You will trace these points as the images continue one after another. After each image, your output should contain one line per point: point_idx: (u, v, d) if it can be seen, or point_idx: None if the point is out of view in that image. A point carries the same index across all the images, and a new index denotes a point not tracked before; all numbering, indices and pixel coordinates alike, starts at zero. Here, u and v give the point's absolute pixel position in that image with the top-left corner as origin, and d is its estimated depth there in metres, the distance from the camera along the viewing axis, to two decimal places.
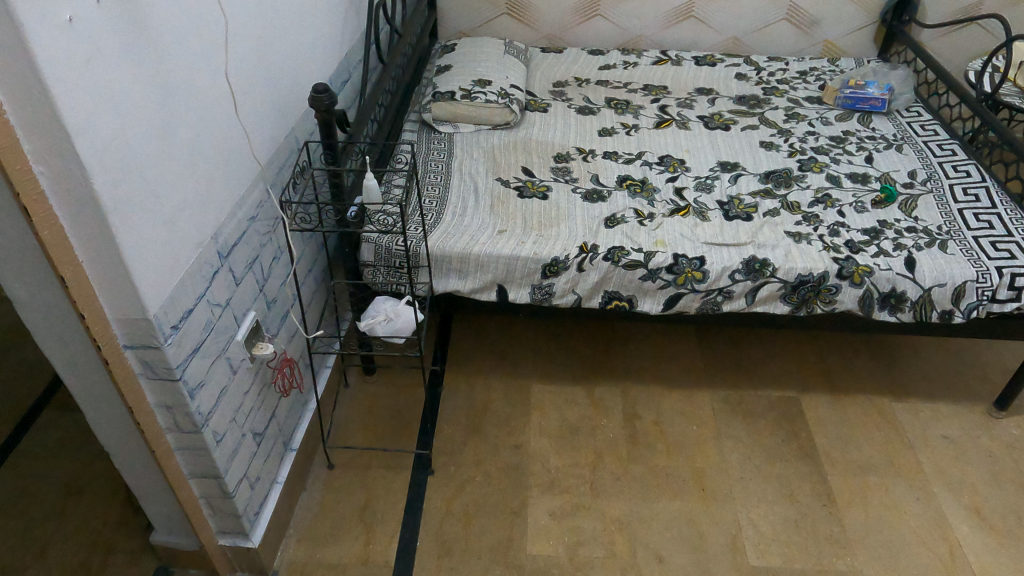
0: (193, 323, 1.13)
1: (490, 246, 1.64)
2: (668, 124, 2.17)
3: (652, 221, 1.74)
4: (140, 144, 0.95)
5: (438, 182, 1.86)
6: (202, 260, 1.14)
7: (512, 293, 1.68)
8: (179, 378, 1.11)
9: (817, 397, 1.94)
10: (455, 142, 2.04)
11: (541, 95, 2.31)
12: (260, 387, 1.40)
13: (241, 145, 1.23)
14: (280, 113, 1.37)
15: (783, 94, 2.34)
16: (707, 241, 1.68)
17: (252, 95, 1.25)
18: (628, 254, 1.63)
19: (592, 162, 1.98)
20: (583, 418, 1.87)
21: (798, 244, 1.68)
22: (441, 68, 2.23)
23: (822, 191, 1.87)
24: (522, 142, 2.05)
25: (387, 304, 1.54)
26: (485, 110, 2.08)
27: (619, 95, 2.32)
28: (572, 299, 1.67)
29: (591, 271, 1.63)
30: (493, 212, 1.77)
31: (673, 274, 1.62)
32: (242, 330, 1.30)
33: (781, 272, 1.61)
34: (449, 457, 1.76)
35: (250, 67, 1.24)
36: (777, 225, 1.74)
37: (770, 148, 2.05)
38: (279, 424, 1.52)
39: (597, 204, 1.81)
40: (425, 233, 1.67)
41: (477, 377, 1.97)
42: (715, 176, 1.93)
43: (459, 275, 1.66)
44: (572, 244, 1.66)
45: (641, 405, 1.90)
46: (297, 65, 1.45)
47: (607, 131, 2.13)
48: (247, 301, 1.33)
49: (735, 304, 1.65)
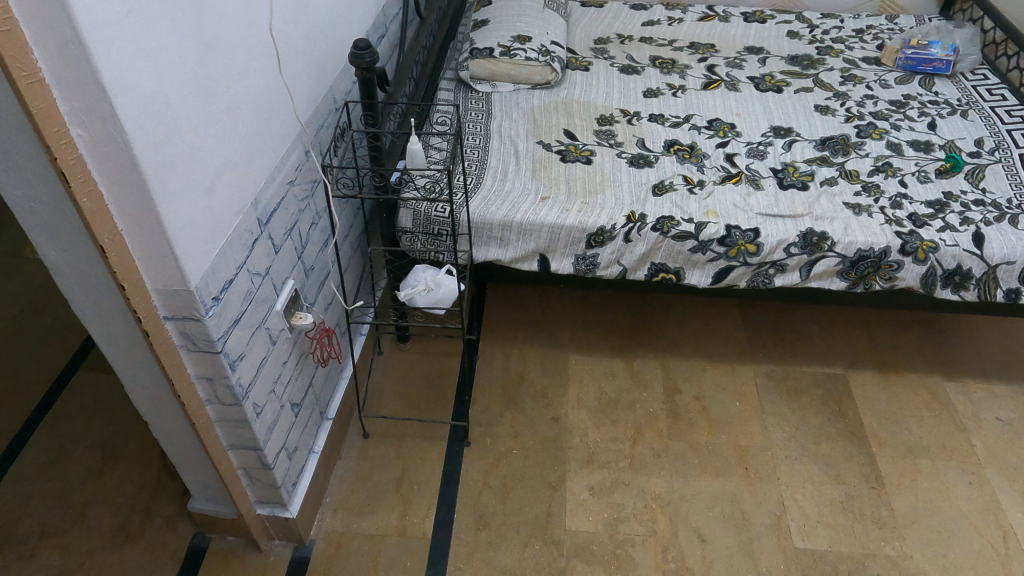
0: (234, 294, 1.09)
1: (532, 214, 1.58)
2: (717, 85, 2.06)
3: (703, 189, 1.66)
4: (181, 105, 0.89)
5: (478, 145, 1.79)
6: (242, 227, 1.09)
7: (554, 263, 1.62)
8: (220, 350, 1.07)
9: (864, 375, 1.87)
10: (494, 103, 1.96)
11: (582, 52, 2.20)
12: (299, 357, 1.36)
13: (283, 106, 1.16)
14: (319, 71, 1.30)
15: (839, 54, 2.22)
16: (761, 212, 1.59)
17: (294, 52, 1.18)
18: (678, 225, 1.56)
19: (638, 125, 1.89)
20: (621, 392, 1.82)
21: (859, 216, 1.59)
22: (478, 22, 2.12)
23: (882, 159, 1.77)
24: (564, 103, 1.96)
25: (428, 273, 1.48)
26: (525, 68, 1.99)
27: (664, 54, 2.21)
28: (617, 270, 1.61)
29: (638, 241, 1.56)
30: (535, 177, 1.70)
31: (725, 246, 1.55)
32: (281, 299, 1.26)
33: (840, 246, 1.53)
34: (486, 428, 1.72)
35: (292, 21, 1.16)
36: (835, 196, 1.65)
37: (825, 112, 1.94)
38: (317, 394, 1.49)
39: (643, 170, 1.73)
40: (465, 199, 1.60)
41: (514, 347, 1.92)
42: (768, 141, 1.83)
43: (499, 243, 1.60)
44: (619, 212, 1.59)
45: (681, 379, 1.85)
46: (338, 18, 1.36)
47: (652, 92, 2.03)
48: (286, 269, 1.28)
49: (788, 279, 1.57)
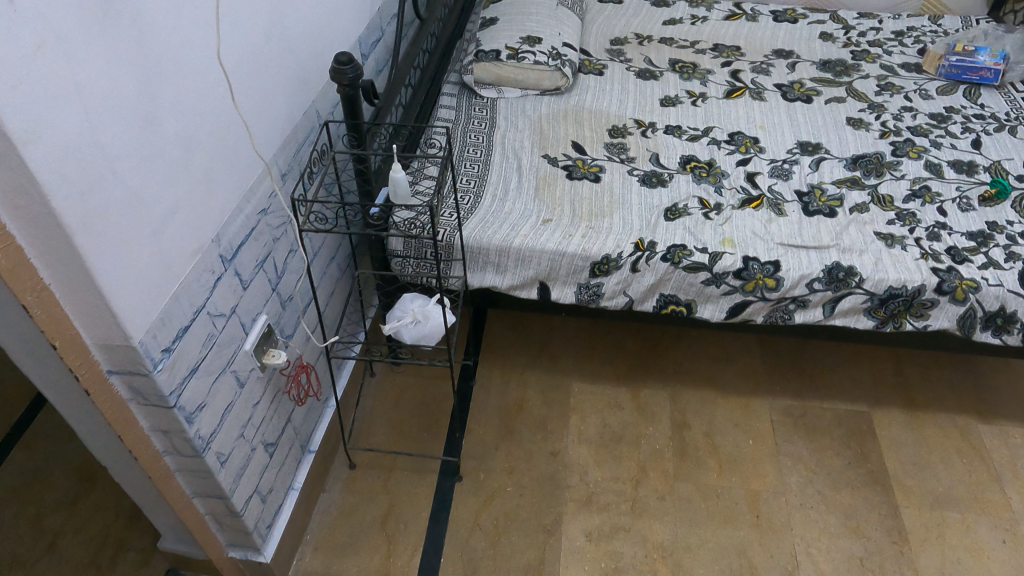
0: (190, 341, 0.99)
1: (532, 240, 1.45)
2: (741, 93, 1.91)
3: (720, 214, 1.52)
4: (117, 145, 0.79)
5: (478, 158, 1.67)
6: (200, 268, 0.99)
7: (555, 291, 1.50)
8: (174, 404, 0.97)
9: (891, 413, 1.73)
10: (499, 110, 1.83)
11: (597, 54, 2.05)
12: (274, 395, 1.27)
13: (250, 131, 1.06)
14: (295, 88, 1.18)
15: (876, 59, 2.05)
16: (783, 242, 1.45)
17: (264, 70, 1.07)
18: (691, 255, 1.43)
19: (652, 138, 1.75)
20: (626, 425, 1.71)
21: (891, 249, 1.44)
22: (486, 20, 1.98)
23: (920, 182, 1.62)
24: (574, 111, 1.83)
25: (417, 304, 1.37)
26: (534, 73, 1.86)
27: (684, 57, 2.06)
28: (623, 301, 1.48)
29: (646, 271, 1.44)
30: (538, 196, 1.57)
31: (741, 279, 1.41)
32: (250, 338, 1.16)
33: (869, 283, 1.39)
34: (479, 462, 1.62)
35: (261, 37, 1.05)
36: (865, 225, 1.50)
37: (858, 126, 1.78)
38: (295, 429, 1.40)
39: (655, 190, 1.59)
40: (460, 221, 1.49)
41: (513, 372, 1.81)
42: (794, 159, 1.68)
43: (496, 269, 1.48)
44: (626, 239, 1.46)
45: (691, 412, 1.73)
46: (320, 28, 1.25)
47: (670, 100, 1.88)
48: (258, 303, 1.18)
49: (809, 315, 1.44)
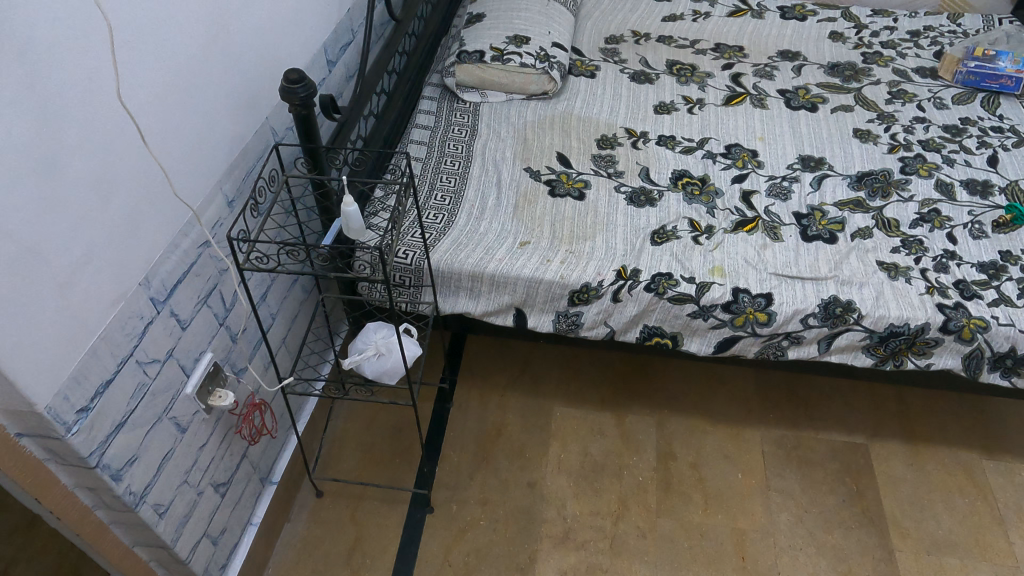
0: (114, 395, 0.91)
1: (507, 264, 1.36)
2: (741, 100, 1.79)
3: (710, 239, 1.42)
4: (7, 197, 0.70)
5: (455, 170, 1.56)
6: (124, 315, 0.91)
7: (532, 319, 1.40)
8: (95, 464, 0.89)
9: (890, 446, 1.64)
10: (482, 116, 1.72)
11: (590, 54, 1.93)
12: (224, 434, 1.19)
13: (182, 161, 0.97)
14: (239, 108, 1.09)
15: (888, 62, 1.91)
16: (776, 271, 1.35)
17: (198, 93, 0.98)
18: (677, 285, 1.33)
19: (643, 149, 1.64)
20: (609, 454, 1.62)
21: (894, 281, 1.34)
22: (471, 17, 1.86)
23: (929, 204, 1.50)
24: (561, 119, 1.72)
25: (379, 334, 1.28)
26: (521, 76, 1.73)
27: (683, 57, 1.93)
28: (604, 331, 1.39)
29: (629, 301, 1.34)
30: (517, 215, 1.47)
31: (731, 313, 1.32)
32: (192, 380, 1.08)
33: (868, 320, 1.29)
34: (452, 492, 1.55)
35: (193, 57, 0.96)
36: (867, 253, 1.39)
37: (865, 139, 1.66)
38: (252, 464, 1.32)
39: (643, 210, 1.49)
40: (431, 243, 1.39)
41: (492, 394, 1.73)
42: (795, 176, 1.57)
43: (469, 295, 1.39)
44: (608, 266, 1.36)
45: (678, 442, 1.64)
46: (269, 40, 1.16)
47: (664, 106, 1.76)
48: (202, 342, 1.10)
49: (804, 351, 1.35)
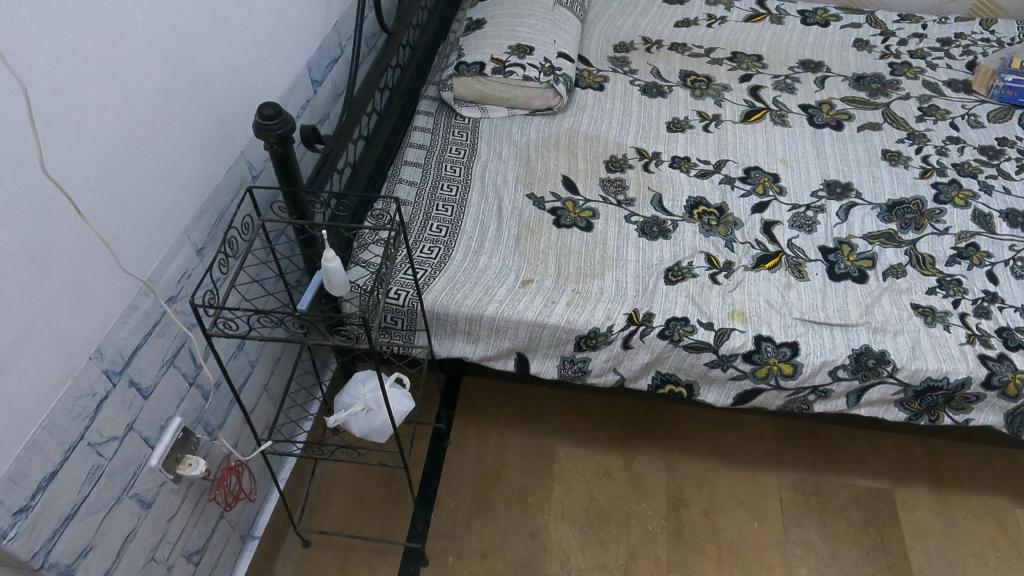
0: (61, 486, 0.80)
1: (508, 306, 1.24)
2: (761, 116, 1.66)
3: (730, 277, 1.30)
4: None
5: (453, 197, 1.45)
6: (71, 395, 0.80)
7: (535, 364, 1.29)
8: (40, 565, 0.79)
9: (915, 492, 1.54)
10: (481, 133, 1.60)
11: (598, 63, 1.80)
12: (196, 501, 1.09)
13: (137, 214, 0.86)
14: (205, 145, 0.97)
15: (918, 74, 1.78)
16: (802, 316, 1.24)
17: (155, 134, 0.87)
18: (694, 332, 1.21)
19: (656, 173, 1.52)
20: (616, 500, 1.52)
21: (930, 328, 1.22)
22: (470, 23, 1.72)
23: (966, 238, 1.38)
24: (567, 137, 1.60)
25: (368, 387, 1.17)
26: (523, 90, 1.60)
27: (698, 67, 1.80)
28: (613, 379, 1.28)
29: (641, 349, 1.23)
30: (518, 248, 1.35)
31: (752, 364, 1.20)
32: (158, 451, 0.97)
33: (903, 374, 1.18)
34: (447, 541, 1.44)
35: (148, 97, 0.85)
36: (901, 294, 1.28)
37: (895, 162, 1.54)
38: (229, 524, 1.22)
39: (656, 243, 1.37)
40: (425, 282, 1.27)
41: (492, 431, 1.62)
42: (820, 205, 1.45)
43: (466, 338, 1.28)
44: (618, 308, 1.25)
45: (689, 486, 1.54)
46: (242, 67, 1.04)
47: (678, 123, 1.64)
48: (169, 407, 0.99)
49: (831, 404, 1.24)
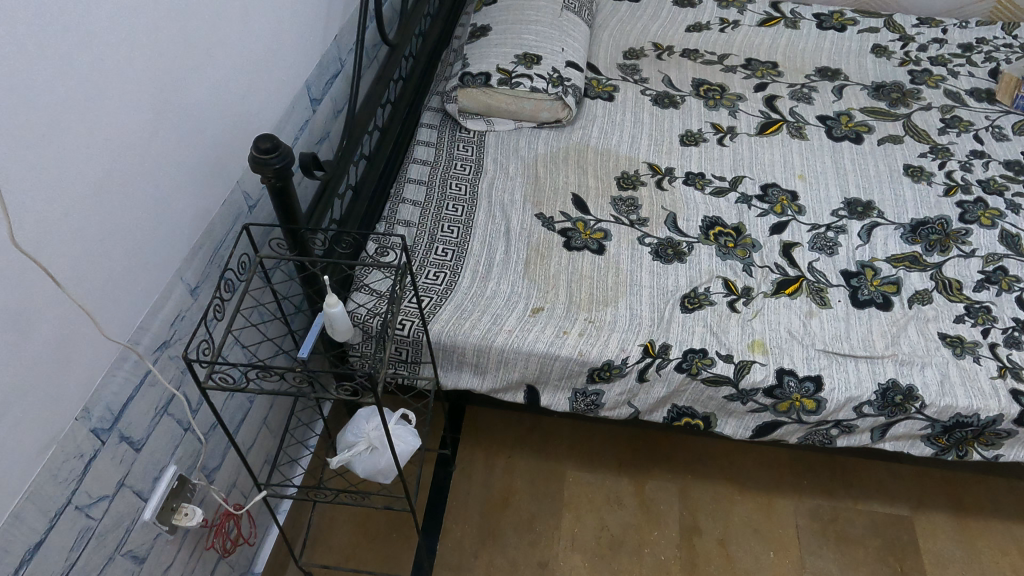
0: (47, 556, 0.75)
1: (518, 337, 1.18)
2: (777, 128, 1.60)
3: (748, 304, 1.25)
4: None
5: (459, 217, 1.39)
6: (57, 460, 0.74)
7: (546, 395, 1.24)
8: None
9: (935, 519, 1.49)
10: (487, 147, 1.53)
11: (607, 71, 1.74)
12: (193, 548, 1.04)
13: (127, 261, 0.80)
14: (199, 179, 0.92)
15: (939, 82, 1.72)
16: (825, 347, 1.19)
17: (147, 173, 0.81)
18: (712, 365, 1.16)
19: (670, 190, 1.46)
20: (627, 529, 1.47)
21: (959, 359, 1.17)
22: (475, 30, 1.65)
23: (994, 260, 1.33)
24: (577, 152, 1.53)
25: (372, 425, 1.11)
26: (530, 102, 1.53)
27: (711, 76, 1.74)
28: (627, 411, 1.23)
29: (657, 382, 1.18)
30: (528, 273, 1.30)
31: (774, 398, 1.15)
32: (152, 504, 0.92)
33: (932, 410, 1.12)
34: (454, 573, 1.39)
35: (138, 135, 0.79)
36: (927, 323, 1.23)
37: (918, 178, 1.48)
38: (227, 566, 1.17)
39: (671, 266, 1.32)
40: (431, 310, 1.21)
41: (499, 455, 1.57)
42: (841, 225, 1.39)
43: (474, 369, 1.22)
44: (633, 339, 1.19)
45: (703, 513, 1.50)
46: (238, 92, 0.98)
47: (691, 136, 1.58)
48: (163, 456, 0.93)
49: (854, 439, 1.19)
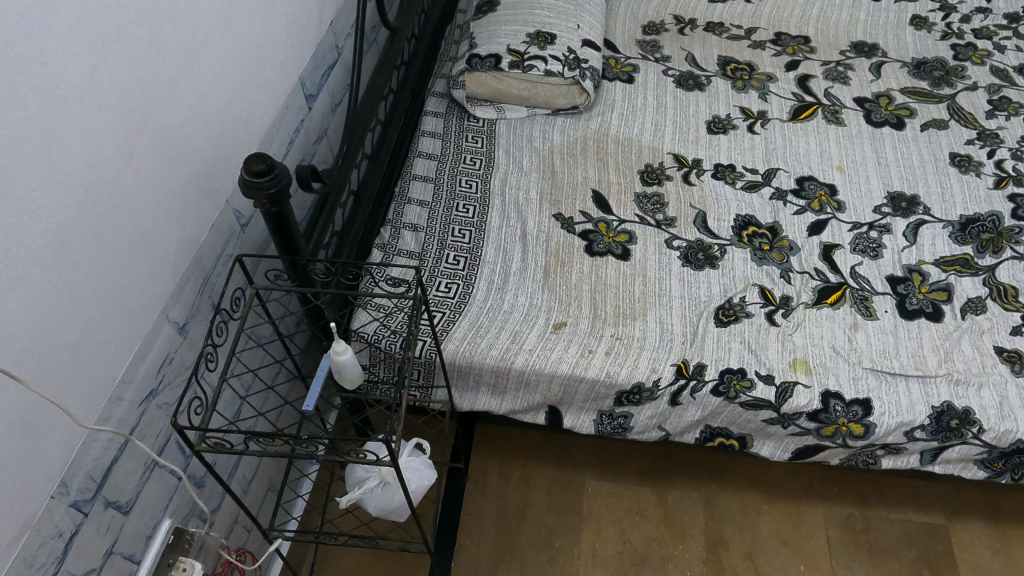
0: None
1: (540, 358, 1.08)
2: (812, 113, 1.48)
3: (788, 316, 1.15)
4: None
5: (471, 219, 1.27)
6: (32, 547, 0.65)
7: (569, 416, 1.16)
8: None
9: (972, 529, 1.43)
10: (499, 137, 1.41)
11: (626, 49, 1.60)
12: None
13: (101, 312, 0.70)
14: (182, 205, 0.81)
15: (985, 58, 1.59)
16: (872, 366, 1.09)
17: (120, 207, 0.70)
18: (752, 388, 1.07)
19: (698, 185, 1.35)
20: (651, 543, 1.40)
21: (1018, 377, 1.09)
22: (482, 4, 1.49)
23: None
24: (597, 142, 1.41)
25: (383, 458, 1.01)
26: (545, 87, 1.40)
27: (738, 53, 1.61)
28: (657, 433, 1.15)
29: (690, 405, 1.09)
30: (548, 282, 1.19)
31: (818, 423, 1.07)
32: (145, 566, 0.82)
33: (989, 435, 1.04)
34: None
35: (108, 166, 0.68)
36: (982, 336, 1.14)
37: (965, 169, 1.37)
38: None
39: (703, 273, 1.21)
40: (444, 328, 1.11)
41: (513, 465, 1.49)
42: (886, 224, 1.28)
43: (491, 391, 1.13)
44: (665, 358, 1.09)
45: (729, 525, 1.43)
46: (221, 101, 0.86)
47: (719, 123, 1.46)
48: (156, 512, 0.84)
49: (901, 462, 1.11)
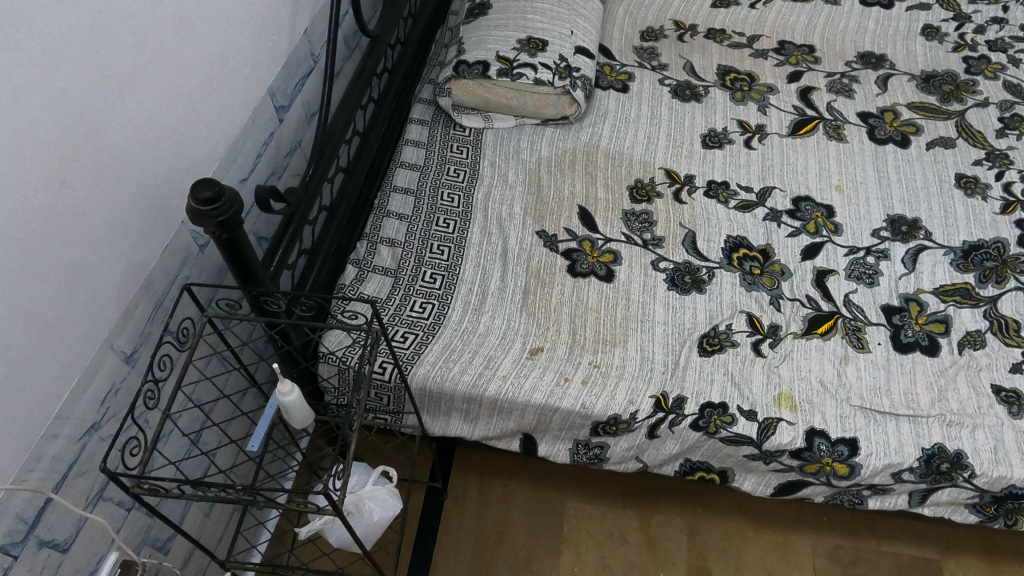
0: None
1: (513, 386, 1.04)
2: (814, 128, 1.42)
3: (776, 347, 1.10)
4: None
5: (452, 235, 1.23)
6: None
7: (544, 443, 1.12)
8: None
9: (964, 566, 1.37)
10: (485, 148, 1.36)
11: (622, 56, 1.54)
12: None
13: (33, 345, 0.66)
14: (128, 230, 0.77)
15: (998, 72, 1.52)
16: (861, 404, 1.04)
17: (53, 237, 0.67)
18: (733, 424, 1.02)
19: (689, 203, 1.29)
20: (631, 569, 1.36)
21: (1015, 419, 1.03)
22: (473, 7, 1.44)
23: None
24: (586, 155, 1.36)
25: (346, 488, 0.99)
26: (534, 97, 1.35)
27: (739, 62, 1.55)
28: (636, 464, 1.11)
29: (668, 439, 1.04)
30: (526, 303, 1.15)
31: (802, 461, 1.02)
32: None
33: (982, 480, 0.99)
34: None
35: (40, 196, 0.64)
36: (979, 373, 1.08)
37: (972, 191, 1.31)
38: None
39: (689, 298, 1.17)
40: (416, 351, 1.07)
41: (494, 484, 1.46)
42: (885, 250, 1.23)
43: (464, 416, 1.09)
44: (644, 390, 1.05)
45: (713, 553, 1.38)
46: (176, 117, 0.82)
47: (715, 137, 1.41)
48: (99, 546, 0.81)
49: (888, 503, 1.07)
